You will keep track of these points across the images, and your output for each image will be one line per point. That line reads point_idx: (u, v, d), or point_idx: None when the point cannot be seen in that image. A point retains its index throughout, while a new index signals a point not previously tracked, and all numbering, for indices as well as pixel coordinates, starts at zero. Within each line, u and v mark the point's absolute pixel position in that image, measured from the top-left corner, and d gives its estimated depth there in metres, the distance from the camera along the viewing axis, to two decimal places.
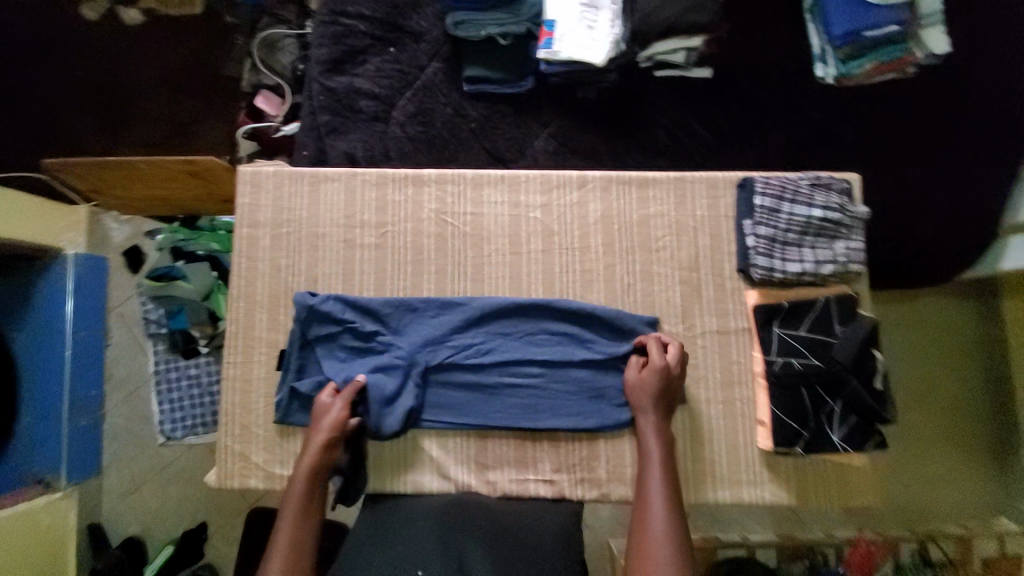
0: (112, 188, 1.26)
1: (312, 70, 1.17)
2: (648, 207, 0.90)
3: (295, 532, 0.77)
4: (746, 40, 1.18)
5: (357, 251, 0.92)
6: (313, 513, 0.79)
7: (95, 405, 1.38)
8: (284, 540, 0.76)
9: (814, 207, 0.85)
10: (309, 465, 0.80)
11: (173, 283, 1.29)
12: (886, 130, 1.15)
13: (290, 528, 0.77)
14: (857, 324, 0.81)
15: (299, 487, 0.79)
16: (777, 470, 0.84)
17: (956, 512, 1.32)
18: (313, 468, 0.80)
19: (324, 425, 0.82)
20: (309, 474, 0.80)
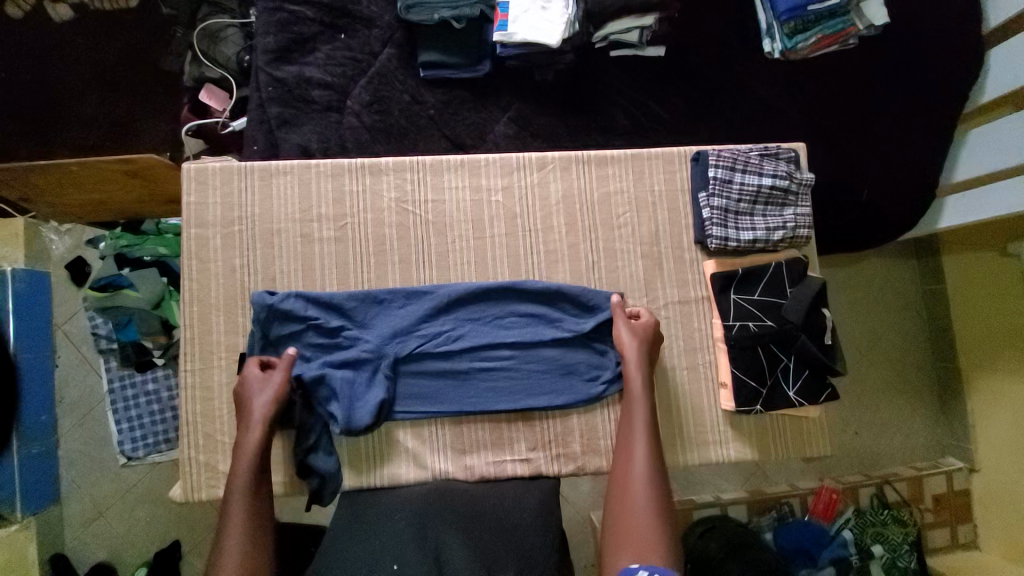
0: (44, 196, 1.19)
1: (258, 60, 1.12)
2: (608, 184, 0.92)
3: (249, 511, 0.74)
4: (695, 16, 1.20)
5: (315, 245, 0.90)
6: (263, 491, 0.77)
7: (48, 431, 1.31)
8: (238, 521, 0.73)
9: (763, 176, 0.89)
10: (255, 445, 0.78)
11: (119, 292, 1.19)
12: (828, 101, 1.20)
13: (241, 509, 0.74)
14: (805, 285, 0.86)
15: (245, 467, 0.77)
16: (740, 428, 0.88)
17: (905, 455, 1.41)
18: (259, 446, 0.78)
19: (259, 401, 0.80)
20: (254, 452, 0.78)
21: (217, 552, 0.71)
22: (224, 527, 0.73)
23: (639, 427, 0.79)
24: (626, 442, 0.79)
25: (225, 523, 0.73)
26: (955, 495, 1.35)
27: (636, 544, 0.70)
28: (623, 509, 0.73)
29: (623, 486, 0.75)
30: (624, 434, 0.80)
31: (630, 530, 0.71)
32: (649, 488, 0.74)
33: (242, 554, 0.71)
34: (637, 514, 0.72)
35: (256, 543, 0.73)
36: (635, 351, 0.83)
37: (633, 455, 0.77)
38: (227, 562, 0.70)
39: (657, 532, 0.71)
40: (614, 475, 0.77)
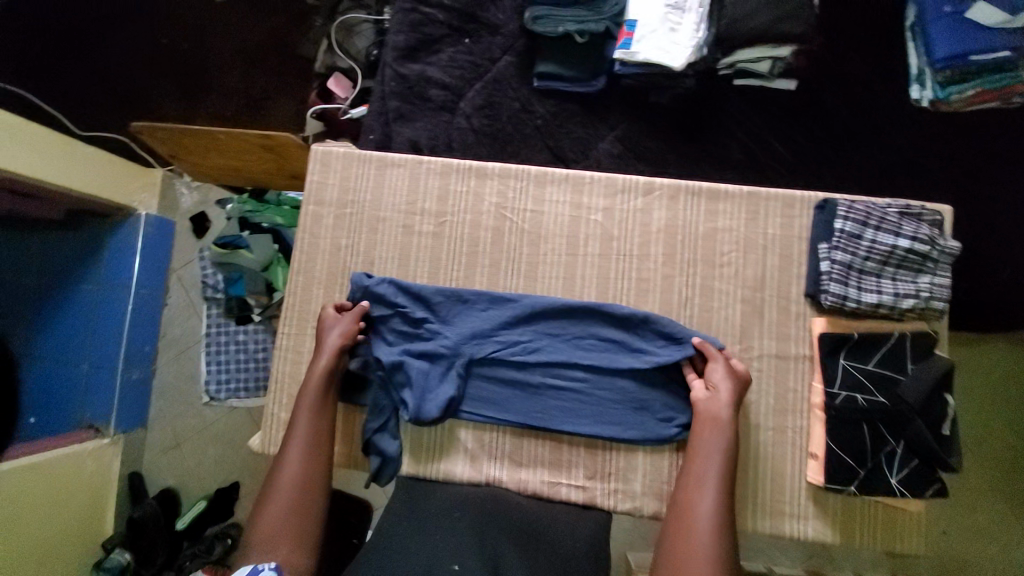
0: (189, 154, 1.31)
1: (387, 55, 1.18)
2: (716, 220, 0.88)
3: (312, 428, 0.81)
4: (833, 54, 1.13)
5: (415, 237, 0.93)
6: (324, 416, 0.83)
7: (147, 360, 1.46)
8: (303, 434, 0.80)
9: (900, 236, 0.81)
10: (322, 369, 0.84)
11: (238, 252, 1.28)
12: (976, 162, 1.08)
13: (306, 424, 0.81)
14: (930, 364, 0.77)
15: (313, 389, 0.83)
16: (825, 507, 0.80)
17: (993, 564, 1.22)
18: (329, 375, 0.84)
19: (331, 335, 0.86)
20: (325, 375, 0.84)
21: (282, 456, 0.79)
22: (290, 436, 0.80)
23: (713, 466, 0.74)
24: (695, 483, 0.73)
25: (291, 433, 0.80)
26: None
27: None
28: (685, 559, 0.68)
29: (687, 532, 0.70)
30: (692, 472, 0.74)
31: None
32: (713, 536, 0.69)
33: (302, 463, 0.78)
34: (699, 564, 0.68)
35: (314, 455, 0.80)
36: (730, 392, 0.78)
37: (701, 498, 0.72)
38: (288, 466, 0.77)
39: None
40: (671, 515, 0.73)
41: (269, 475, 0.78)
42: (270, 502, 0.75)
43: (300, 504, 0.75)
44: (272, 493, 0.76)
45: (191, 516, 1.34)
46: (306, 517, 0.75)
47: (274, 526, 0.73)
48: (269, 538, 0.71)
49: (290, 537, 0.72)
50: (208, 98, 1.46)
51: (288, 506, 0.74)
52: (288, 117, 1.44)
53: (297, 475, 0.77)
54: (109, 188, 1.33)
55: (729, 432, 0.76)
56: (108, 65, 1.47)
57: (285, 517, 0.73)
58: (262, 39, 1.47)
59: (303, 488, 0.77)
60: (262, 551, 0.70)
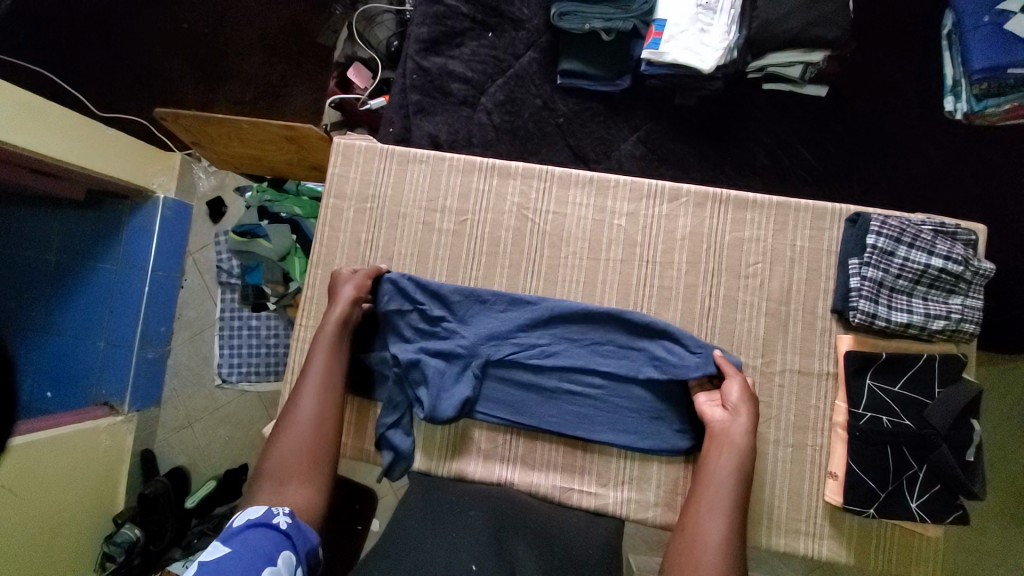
0: (211, 141, 1.30)
1: (409, 47, 1.17)
2: (742, 230, 0.86)
3: (325, 373, 0.81)
4: (867, 62, 1.10)
5: (434, 234, 0.93)
6: (338, 361, 0.83)
7: (163, 341, 1.48)
8: (317, 378, 0.80)
9: (934, 255, 0.79)
10: (337, 316, 0.84)
11: (256, 240, 1.29)
12: (1010, 180, 1.05)
13: (320, 366, 0.81)
14: (957, 388, 0.75)
15: (329, 335, 0.83)
16: (841, 528, 0.79)
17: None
18: (345, 324, 0.84)
19: (347, 287, 0.87)
20: (340, 322, 0.84)
21: (295, 396, 0.79)
22: (303, 378, 0.80)
23: (726, 485, 0.73)
24: (705, 507, 0.72)
25: (305, 373, 0.80)
26: None
27: None
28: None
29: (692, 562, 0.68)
30: (704, 495, 0.73)
31: None
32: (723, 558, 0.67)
33: (315, 404, 0.78)
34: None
35: (327, 399, 0.79)
36: (750, 420, 0.76)
37: (716, 513, 0.71)
38: (302, 407, 0.78)
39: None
40: (679, 538, 0.72)
41: (281, 416, 0.78)
42: (282, 440, 0.75)
43: (312, 444, 0.76)
44: (283, 433, 0.76)
45: (200, 494, 1.35)
46: (317, 456, 0.75)
47: (285, 463, 0.73)
48: (280, 473, 0.72)
49: (300, 475, 0.72)
50: (229, 84, 1.46)
51: (300, 445, 0.75)
52: (308, 106, 1.44)
53: (309, 417, 0.77)
54: (129, 169, 1.34)
55: (747, 440, 0.75)
56: (131, 47, 1.47)
57: (297, 455, 0.74)
58: (284, 25, 1.46)
59: (315, 428, 0.77)
60: (273, 486, 0.70)
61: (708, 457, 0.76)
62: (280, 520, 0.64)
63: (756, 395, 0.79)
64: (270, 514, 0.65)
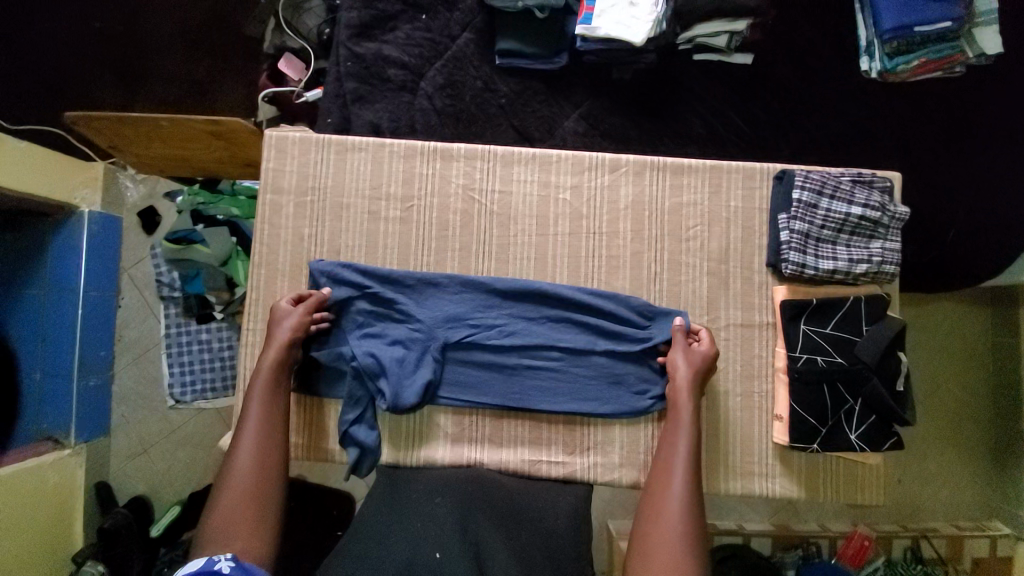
0: (131, 145, 1.23)
1: (339, 35, 1.13)
2: (682, 195, 0.89)
3: (265, 420, 0.79)
4: (787, 28, 1.15)
5: (381, 223, 0.91)
6: (279, 404, 0.81)
7: (105, 365, 1.39)
8: (255, 428, 0.78)
9: (853, 204, 0.85)
10: (270, 361, 0.82)
11: (192, 247, 1.24)
12: (919, 131, 1.12)
13: (257, 413, 0.79)
14: (883, 326, 0.81)
15: (265, 377, 0.81)
16: (791, 466, 0.85)
17: (940, 503, 1.35)
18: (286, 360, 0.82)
19: (287, 323, 0.83)
20: (275, 368, 0.82)
21: (233, 447, 0.77)
22: (243, 424, 0.78)
23: (680, 461, 0.76)
24: (666, 470, 0.76)
25: (242, 423, 0.78)
26: (996, 560, 1.27)
27: (662, 559, 0.69)
28: (656, 526, 0.71)
29: (662, 502, 0.74)
30: (662, 464, 0.77)
31: (661, 542, 0.70)
32: (685, 496, 0.73)
33: (257, 453, 0.77)
34: (673, 536, 0.70)
35: (268, 448, 0.78)
36: (687, 379, 0.81)
37: (674, 486, 0.74)
38: (240, 460, 0.75)
39: (679, 550, 0.69)
40: (648, 493, 0.76)
41: (219, 471, 0.76)
42: (225, 493, 0.73)
43: (255, 496, 0.74)
44: (224, 487, 0.74)
45: (165, 521, 1.29)
46: (264, 505, 0.74)
47: (229, 519, 0.71)
48: (225, 531, 0.70)
49: (245, 531, 0.71)
50: (149, 85, 1.37)
51: (243, 497, 0.73)
52: (237, 101, 1.37)
53: (252, 466, 0.75)
54: (49, 183, 1.25)
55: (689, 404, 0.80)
56: (29, 50, 1.35)
57: (240, 508, 0.72)
58: (205, 18, 1.39)
59: (257, 477, 0.75)
60: (218, 545, 0.69)
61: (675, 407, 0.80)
62: (222, 566, 0.64)
63: (717, 349, 0.84)
64: (211, 563, 0.64)
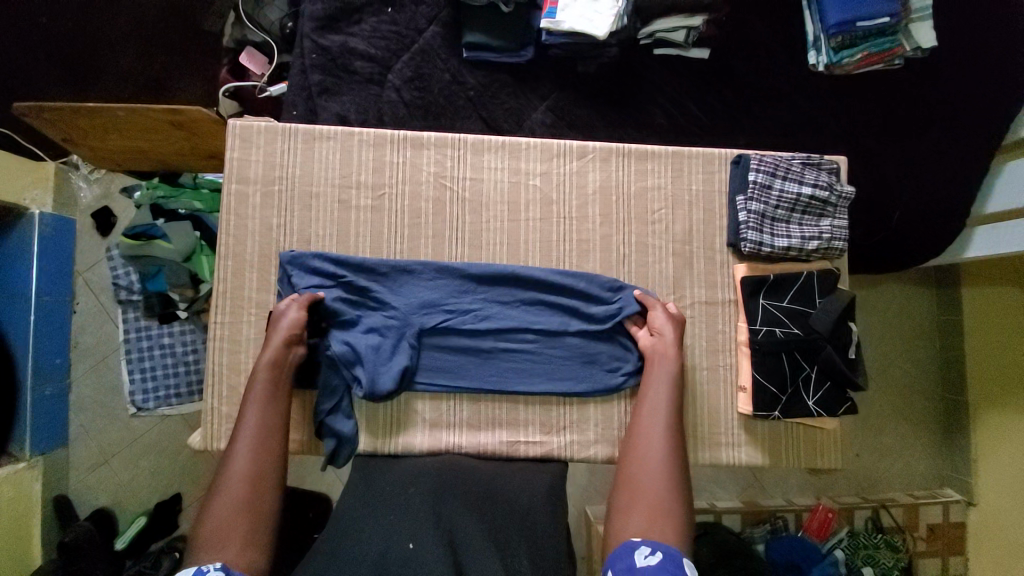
0: (87, 138, 1.19)
1: (304, 26, 1.13)
2: (646, 179, 0.93)
3: (263, 421, 0.78)
4: (741, 23, 1.20)
5: (352, 211, 0.91)
6: (279, 405, 0.80)
7: (61, 373, 1.34)
8: (252, 431, 0.77)
9: (804, 185, 0.90)
10: (269, 361, 0.81)
11: (153, 242, 1.19)
12: (865, 120, 1.19)
13: (254, 417, 0.78)
14: (834, 297, 0.86)
15: (262, 379, 0.80)
16: (754, 434, 0.90)
17: (898, 475, 1.44)
18: (282, 364, 0.81)
19: (284, 322, 0.82)
20: (272, 367, 0.81)
21: (230, 450, 0.75)
22: (240, 427, 0.77)
23: (659, 433, 0.78)
24: (645, 435, 0.79)
25: (240, 426, 0.77)
26: (948, 525, 1.36)
27: (644, 508, 0.71)
28: (638, 480, 0.74)
29: (637, 459, 0.77)
30: (640, 432, 0.79)
31: (641, 497, 0.72)
32: (665, 459, 0.76)
33: (253, 457, 0.75)
34: (656, 490, 0.73)
35: (267, 447, 0.76)
36: (674, 336, 0.85)
37: (652, 456, 0.76)
38: (236, 463, 0.74)
39: (663, 500, 0.72)
40: (623, 461, 0.78)
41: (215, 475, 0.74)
42: (218, 502, 0.71)
43: (250, 499, 0.72)
44: (221, 490, 0.72)
45: (130, 534, 1.25)
46: (258, 515, 0.71)
47: (223, 524, 0.69)
48: (219, 536, 0.68)
49: (240, 536, 0.69)
50: (103, 81, 1.32)
51: (237, 506, 0.70)
52: (198, 96, 1.34)
53: (246, 469, 0.74)
54: None
55: (673, 384, 0.82)
56: None
57: (236, 513, 0.70)
58: (160, 11, 1.35)
59: (251, 486, 0.73)
60: (209, 554, 0.66)
61: (646, 378, 0.84)
62: None
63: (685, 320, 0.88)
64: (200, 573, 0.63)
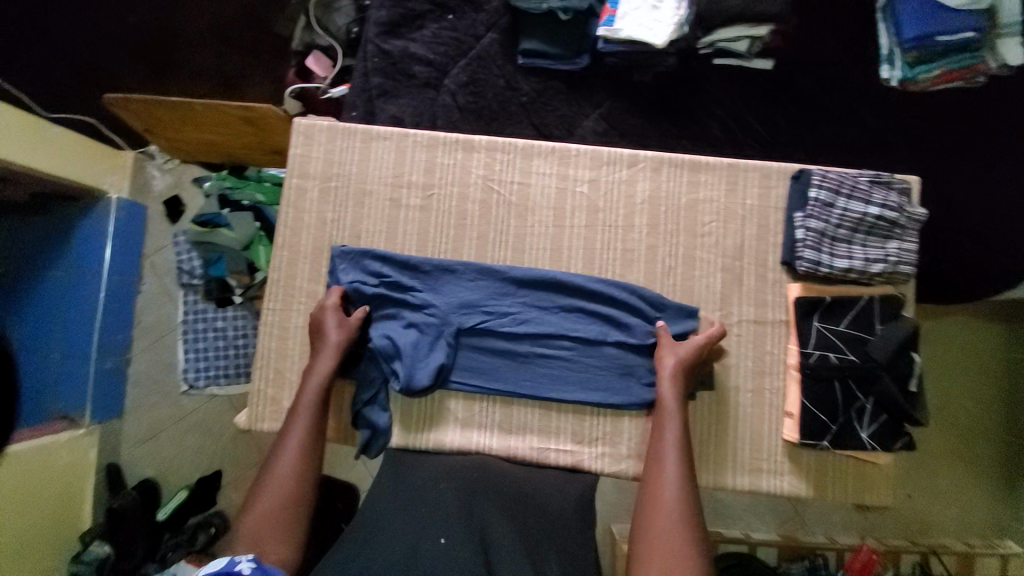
0: (166, 129, 1.27)
1: (368, 31, 1.17)
2: (698, 192, 0.90)
3: (310, 426, 0.80)
4: (809, 36, 1.15)
5: (401, 209, 0.94)
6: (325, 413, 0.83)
7: (122, 348, 1.43)
8: (300, 435, 0.79)
9: (871, 204, 0.85)
10: (323, 369, 0.84)
11: (218, 230, 1.28)
12: (939, 139, 1.12)
13: (303, 422, 0.80)
14: (897, 324, 0.81)
15: (315, 385, 0.83)
16: (800, 463, 0.85)
17: (955, 522, 1.33)
18: (329, 369, 0.84)
19: (340, 332, 0.85)
20: (326, 376, 0.84)
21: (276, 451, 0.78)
22: (288, 429, 0.80)
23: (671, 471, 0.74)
24: (658, 470, 0.75)
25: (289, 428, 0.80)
26: None
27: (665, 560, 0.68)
28: (655, 522, 0.71)
29: (653, 496, 0.74)
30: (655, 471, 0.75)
31: (661, 542, 0.70)
32: (680, 495, 0.73)
33: (297, 460, 0.77)
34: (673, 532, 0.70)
35: (310, 452, 0.79)
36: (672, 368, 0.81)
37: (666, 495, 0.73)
38: (281, 464, 0.76)
39: (685, 546, 0.69)
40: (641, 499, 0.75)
41: (260, 472, 0.76)
42: (260, 500, 0.73)
43: (291, 502, 0.74)
44: (264, 488, 0.74)
45: (173, 505, 1.32)
46: (295, 516, 0.73)
47: (263, 523, 0.71)
48: (259, 534, 0.70)
49: (277, 536, 0.71)
50: (180, 78, 1.41)
51: (278, 504, 0.73)
52: (265, 94, 1.41)
53: (291, 472, 0.76)
54: (78, 166, 1.30)
55: (679, 420, 0.79)
56: None
57: (276, 513, 0.72)
58: (238, 14, 1.43)
59: (294, 488, 0.75)
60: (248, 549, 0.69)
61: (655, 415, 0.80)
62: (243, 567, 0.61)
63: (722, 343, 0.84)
64: (233, 562, 0.62)
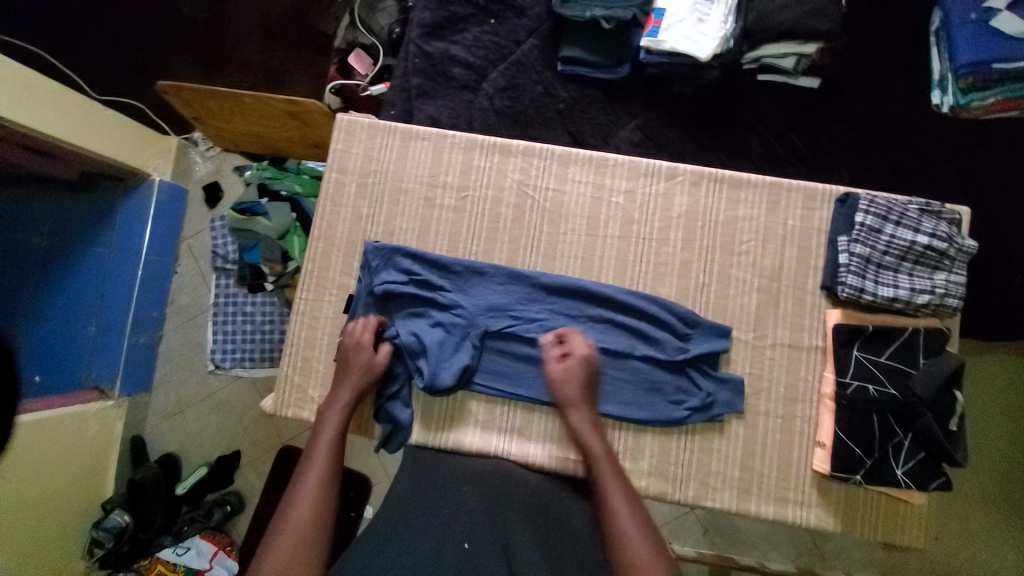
0: (213, 117, 1.31)
1: (412, 32, 1.18)
2: (737, 209, 0.89)
3: (329, 463, 0.77)
4: (859, 55, 1.12)
5: (436, 209, 0.94)
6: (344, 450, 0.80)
7: (154, 326, 1.47)
8: (318, 472, 0.75)
9: (920, 232, 0.82)
10: (345, 401, 0.82)
11: (256, 218, 1.30)
12: (992, 169, 1.07)
13: (323, 459, 0.77)
14: (942, 359, 0.78)
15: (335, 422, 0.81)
16: (829, 496, 0.82)
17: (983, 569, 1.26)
18: (349, 402, 0.82)
19: (363, 361, 0.84)
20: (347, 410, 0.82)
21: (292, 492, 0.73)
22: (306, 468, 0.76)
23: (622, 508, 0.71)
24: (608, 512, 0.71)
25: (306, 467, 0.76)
26: None
27: None
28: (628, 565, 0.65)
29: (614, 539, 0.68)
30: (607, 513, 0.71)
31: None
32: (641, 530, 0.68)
33: (316, 500, 0.73)
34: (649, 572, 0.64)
35: (329, 490, 0.74)
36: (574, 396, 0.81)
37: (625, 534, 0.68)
38: (299, 505, 0.71)
39: None
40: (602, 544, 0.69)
41: (275, 517, 0.71)
42: (277, 545, 0.67)
43: (309, 545, 0.68)
44: (280, 531, 0.69)
45: (192, 481, 1.34)
46: (312, 554, 0.68)
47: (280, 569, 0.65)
48: None
49: None
50: (227, 69, 1.45)
51: (302, 532, 0.69)
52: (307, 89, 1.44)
53: (308, 512, 0.71)
54: (126, 150, 1.34)
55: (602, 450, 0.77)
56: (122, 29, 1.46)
57: (294, 555, 0.67)
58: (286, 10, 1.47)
59: (312, 530, 0.69)
60: None
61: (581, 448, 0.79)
62: None
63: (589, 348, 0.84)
64: None
